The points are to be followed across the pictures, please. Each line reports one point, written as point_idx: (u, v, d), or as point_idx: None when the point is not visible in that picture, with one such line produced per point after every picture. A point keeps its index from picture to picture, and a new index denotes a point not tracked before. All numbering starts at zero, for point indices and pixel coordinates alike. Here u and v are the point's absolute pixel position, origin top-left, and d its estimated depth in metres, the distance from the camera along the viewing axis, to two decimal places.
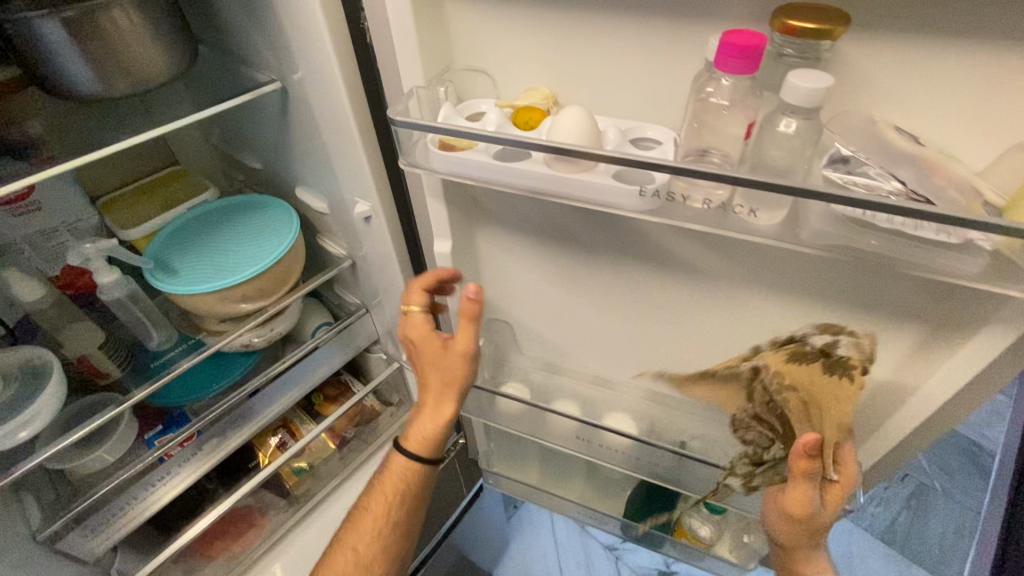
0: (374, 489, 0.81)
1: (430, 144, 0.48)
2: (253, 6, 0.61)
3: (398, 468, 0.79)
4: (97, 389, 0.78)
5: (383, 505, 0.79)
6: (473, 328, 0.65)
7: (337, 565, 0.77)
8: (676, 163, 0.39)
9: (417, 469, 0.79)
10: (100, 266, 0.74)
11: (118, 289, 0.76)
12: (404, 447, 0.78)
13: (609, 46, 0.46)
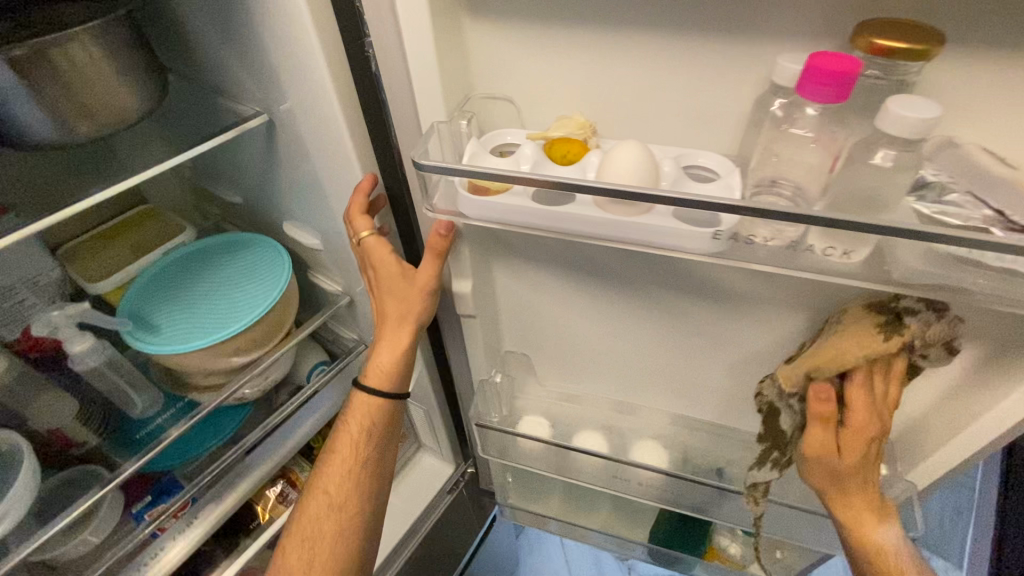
0: (337, 433, 0.73)
1: (459, 188, 0.42)
2: (234, 33, 0.55)
3: (361, 407, 0.72)
4: (77, 466, 0.69)
5: (350, 450, 0.72)
6: (437, 263, 0.60)
7: (310, 510, 0.71)
8: (758, 205, 0.34)
9: (381, 406, 0.72)
10: (71, 334, 0.67)
11: (94, 356, 0.69)
12: (363, 386, 0.71)
13: (654, 66, 0.42)
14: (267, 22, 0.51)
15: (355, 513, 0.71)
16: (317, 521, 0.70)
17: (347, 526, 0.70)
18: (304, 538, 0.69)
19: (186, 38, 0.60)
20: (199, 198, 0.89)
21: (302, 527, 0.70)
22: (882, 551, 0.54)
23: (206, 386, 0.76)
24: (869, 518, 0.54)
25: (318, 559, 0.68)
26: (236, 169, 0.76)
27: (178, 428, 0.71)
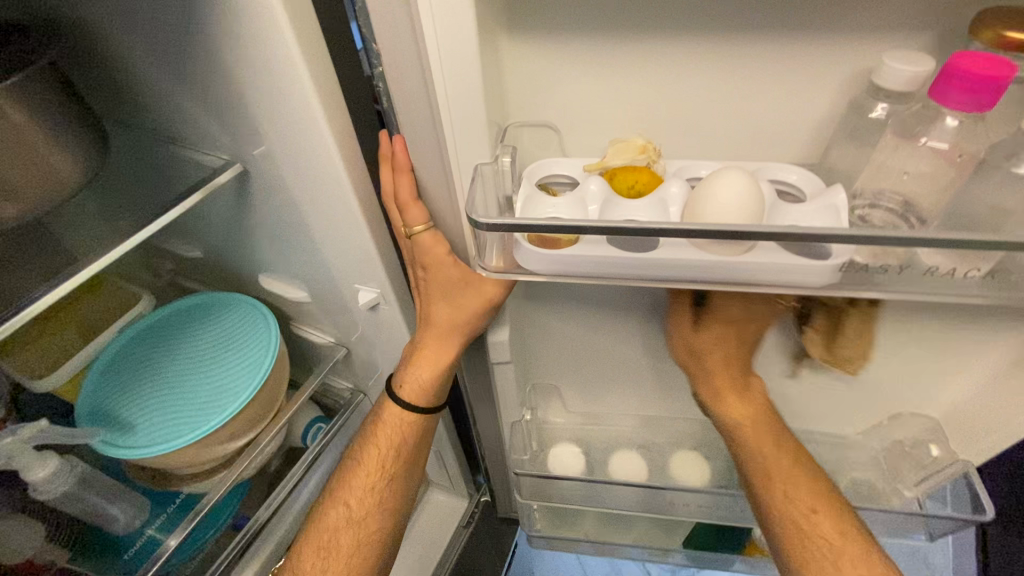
0: (363, 442, 0.63)
1: (520, 241, 0.36)
2: (193, 71, 0.45)
3: (393, 419, 0.62)
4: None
5: (376, 463, 0.62)
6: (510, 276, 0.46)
7: (327, 522, 0.62)
8: (898, 234, 0.30)
9: (416, 421, 0.62)
10: (28, 461, 0.53)
11: (61, 480, 0.56)
12: (398, 396, 0.60)
13: (721, 76, 0.36)
14: (242, 59, 0.41)
15: (376, 526, 0.63)
16: (334, 532, 0.61)
17: (366, 542, 0.62)
18: (319, 552, 0.61)
19: (130, 82, 0.50)
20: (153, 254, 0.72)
21: (317, 539, 0.62)
22: (735, 424, 0.59)
23: (197, 476, 0.66)
24: (728, 394, 0.59)
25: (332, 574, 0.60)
26: (197, 223, 0.65)
27: (177, 538, 0.60)
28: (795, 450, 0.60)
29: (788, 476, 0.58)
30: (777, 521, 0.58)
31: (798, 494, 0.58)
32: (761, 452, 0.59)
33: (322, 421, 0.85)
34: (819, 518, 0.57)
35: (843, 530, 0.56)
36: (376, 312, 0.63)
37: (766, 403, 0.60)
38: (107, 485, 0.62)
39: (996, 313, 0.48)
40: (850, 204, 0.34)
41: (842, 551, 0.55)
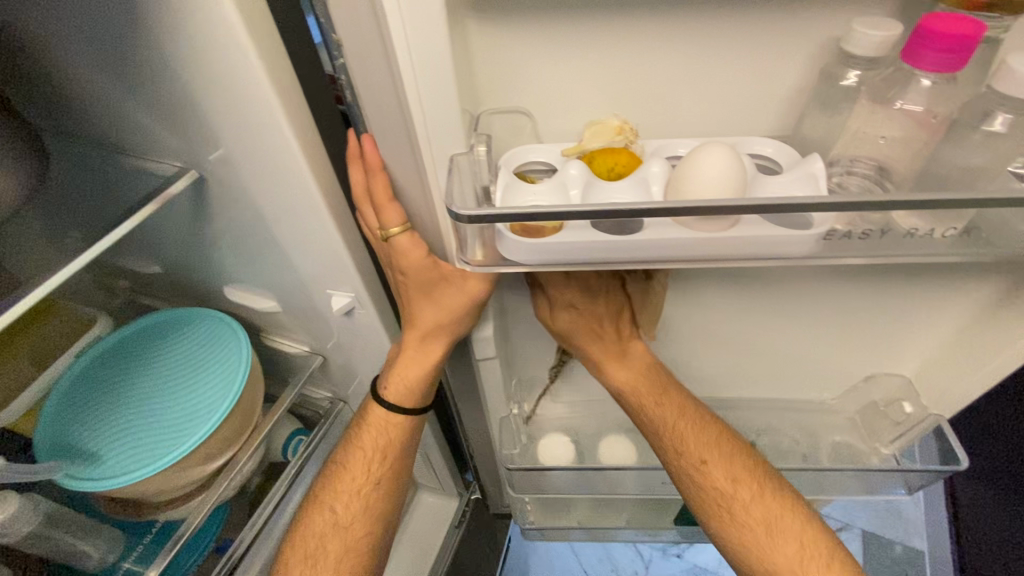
0: (347, 445, 0.62)
1: (502, 232, 0.34)
2: (136, 72, 0.42)
3: (379, 421, 0.61)
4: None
5: (363, 466, 0.61)
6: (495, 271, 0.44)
7: (312, 528, 0.60)
8: (880, 198, 0.30)
9: (404, 422, 0.61)
10: None
11: (25, 519, 0.52)
12: (382, 399, 0.59)
13: (694, 52, 0.36)
14: (189, 57, 0.39)
15: (364, 533, 0.61)
16: (319, 540, 0.59)
17: (352, 549, 0.60)
18: (303, 559, 0.58)
19: (67, 87, 0.46)
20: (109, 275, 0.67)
21: (301, 548, 0.59)
22: (623, 391, 0.61)
23: (173, 503, 0.62)
24: (610, 361, 0.61)
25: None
26: (151, 237, 0.61)
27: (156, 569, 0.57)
28: (680, 402, 0.61)
29: (694, 434, 0.60)
30: (675, 472, 0.61)
31: (688, 447, 0.60)
32: (651, 413, 0.61)
33: (302, 433, 0.82)
34: (715, 467, 0.59)
35: (731, 477, 0.59)
36: (352, 317, 0.61)
37: (647, 361, 0.62)
38: (77, 519, 0.58)
39: (956, 270, 0.49)
40: (827, 172, 0.34)
41: (734, 495, 0.59)
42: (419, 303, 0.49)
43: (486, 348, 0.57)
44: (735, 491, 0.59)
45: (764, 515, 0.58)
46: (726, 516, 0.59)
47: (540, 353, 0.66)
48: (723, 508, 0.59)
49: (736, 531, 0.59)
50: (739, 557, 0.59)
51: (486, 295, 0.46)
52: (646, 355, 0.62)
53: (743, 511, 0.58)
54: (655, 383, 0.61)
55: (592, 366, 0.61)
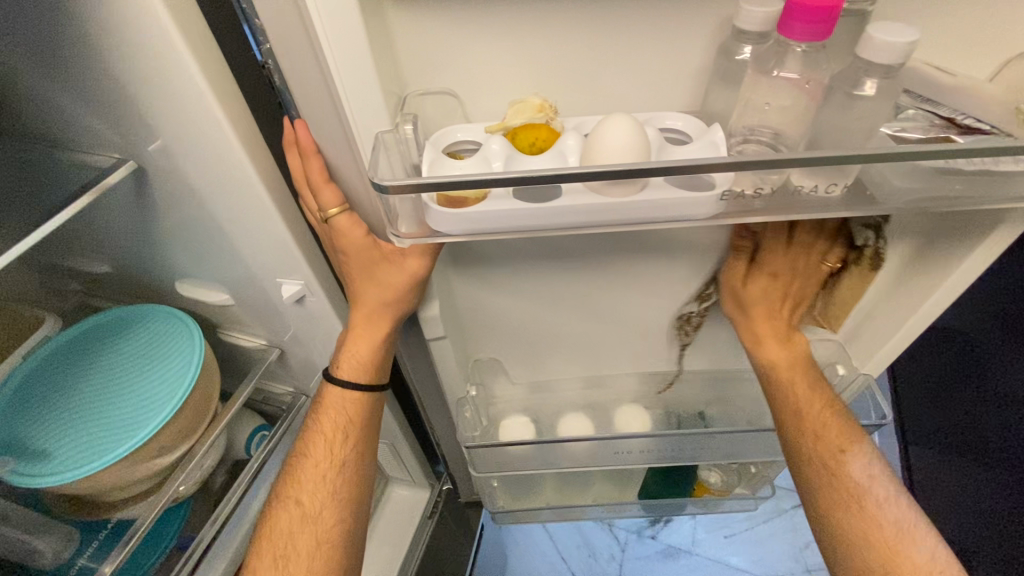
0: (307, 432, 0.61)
1: (427, 205, 0.37)
2: (63, 64, 0.42)
3: (336, 403, 0.60)
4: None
5: (323, 450, 0.60)
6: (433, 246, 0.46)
7: (280, 525, 0.58)
8: (764, 157, 0.33)
9: (360, 400, 0.61)
10: None
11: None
12: (339, 380, 0.58)
13: (603, 34, 0.39)
14: (116, 46, 0.39)
15: (336, 525, 0.60)
16: (289, 536, 0.58)
17: (326, 540, 0.59)
18: (276, 558, 0.57)
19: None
20: (56, 274, 0.65)
21: (272, 547, 0.57)
22: (772, 368, 0.64)
23: (131, 501, 0.63)
24: (770, 339, 0.63)
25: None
26: (96, 234, 0.61)
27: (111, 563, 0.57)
28: (827, 395, 0.63)
29: (835, 428, 0.62)
30: (805, 457, 0.62)
31: (831, 435, 0.61)
32: (797, 398, 0.63)
33: (265, 428, 0.82)
34: (852, 462, 0.60)
35: (867, 476, 0.60)
36: (304, 304, 0.62)
37: (803, 352, 0.64)
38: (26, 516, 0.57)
39: (865, 234, 0.54)
40: (726, 140, 0.37)
41: (871, 494, 0.59)
42: (364, 282, 0.50)
43: (435, 329, 0.59)
44: (867, 488, 0.59)
45: (897, 521, 0.58)
46: (850, 511, 0.59)
47: (495, 334, 0.68)
48: (856, 502, 0.59)
49: (863, 527, 0.58)
50: (857, 553, 0.58)
51: (427, 271, 0.48)
52: (806, 347, 0.65)
53: (875, 508, 0.58)
54: (809, 371, 0.63)
55: (751, 344, 0.64)
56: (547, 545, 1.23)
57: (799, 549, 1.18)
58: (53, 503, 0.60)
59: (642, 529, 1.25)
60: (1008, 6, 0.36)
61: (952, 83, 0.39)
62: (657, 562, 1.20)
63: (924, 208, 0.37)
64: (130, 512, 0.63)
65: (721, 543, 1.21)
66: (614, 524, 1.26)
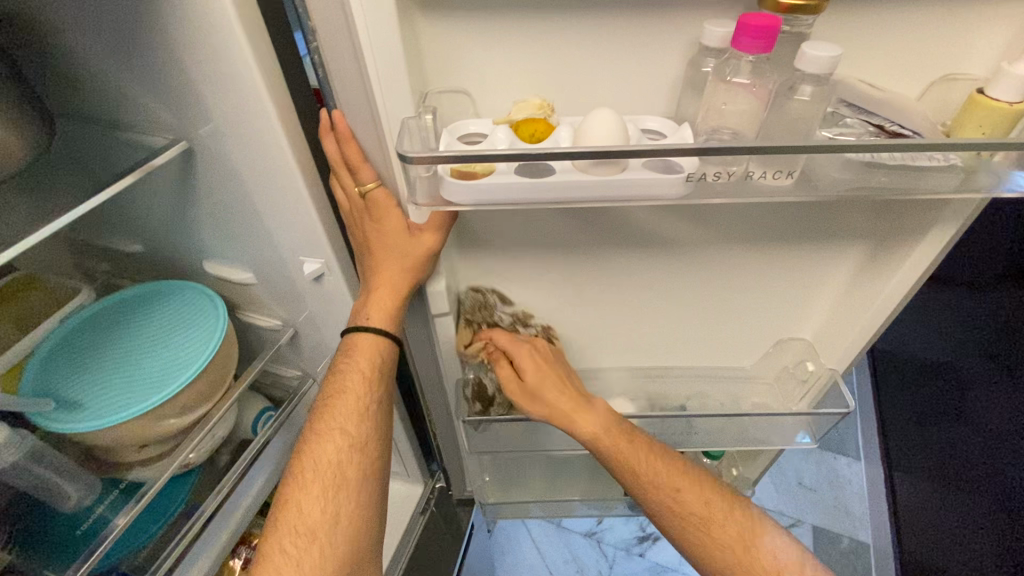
0: (342, 370, 0.62)
1: (444, 178, 0.44)
2: (134, 56, 0.50)
3: (368, 347, 0.61)
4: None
5: (362, 387, 0.61)
6: (447, 221, 0.53)
7: (325, 456, 0.60)
8: (721, 144, 0.41)
9: (387, 349, 0.62)
10: None
11: (9, 452, 0.57)
12: (365, 328, 0.60)
13: (593, 46, 0.46)
14: (189, 41, 0.47)
15: (373, 458, 0.63)
16: (337, 466, 0.60)
17: (370, 471, 0.62)
18: (325, 487, 0.59)
19: (74, 68, 0.54)
20: (84, 252, 0.76)
21: (320, 477, 0.59)
22: (593, 438, 0.71)
23: (144, 463, 0.68)
24: (580, 414, 0.70)
25: (342, 511, 0.59)
26: (137, 209, 0.68)
27: (124, 517, 0.63)
28: (646, 442, 0.73)
29: (656, 466, 0.71)
30: (655, 503, 0.71)
31: (664, 476, 0.71)
32: (621, 453, 0.70)
33: (270, 409, 0.87)
34: (708, 506, 0.70)
35: (700, 500, 0.71)
36: (321, 283, 0.68)
37: (609, 411, 0.72)
38: (59, 460, 0.63)
39: (819, 234, 0.61)
40: (693, 135, 0.45)
41: (707, 515, 0.70)
42: (384, 252, 0.55)
43: (441, 304, 0.65)
44: (699, 510, 0.70)
45: (765, 558, 0.67)
46: (702, 538, 0.69)
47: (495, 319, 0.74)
48: (710, 528, 0.69)
49: (710, 542, 0.69)
50: (714, 566, 0.68)
51: (441, 245, 0.55)
52: (606, 405, 0.72)
53: (707, 527, 0.69)
54: (616, 425, 0.72)
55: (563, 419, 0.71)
56: (535, 558, 1.26)
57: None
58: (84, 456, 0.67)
59: (630, 547, 1.27)
60: (921, 35, 0.44)
61: (883, 96, 0.46)
62: None
63: (856, 196, 0.45)
64: (142, 473, 0.68)
65: None
66: (603, 541, 1.28)
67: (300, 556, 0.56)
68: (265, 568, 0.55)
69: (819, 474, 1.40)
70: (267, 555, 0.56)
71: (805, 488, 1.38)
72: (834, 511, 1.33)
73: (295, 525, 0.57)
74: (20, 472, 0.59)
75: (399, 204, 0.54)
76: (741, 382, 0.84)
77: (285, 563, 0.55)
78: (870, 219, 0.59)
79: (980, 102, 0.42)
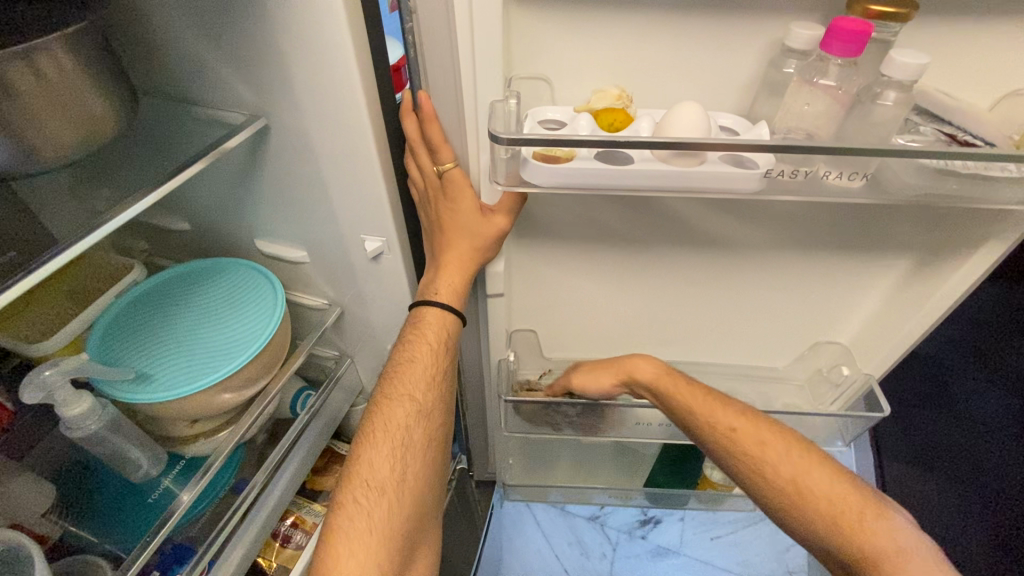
0: (410, 342, 0.66)
1: (528, 160, 0.46)
2: (227, 35, 0.52)
3: (434, 325, 0.65)
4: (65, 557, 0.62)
5: (429, 358, 0.66)
6: (519, 202, 0.56)
7: (395, 419, 0.65)
8: (802, 144, 0.42)
9: (451, 323, 0.66)
10: (66, 396, 0.59)
11: (91, 419, 0.61)
12: (434, 303, 0.64)
13: (675, 41, 0.47)
14: (288, 17, 0.49)
15: (435, 425, 0.68)
16: (406, 429, 0.65)
17: (432, 437, 0.68)
18: (394, 447, 0.64)
19: (163, 42, 0.55)
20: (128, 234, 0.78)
21: (390, 438, 0.64)
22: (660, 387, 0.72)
23: (202, 436, 0.71)
24: (638, 361, 0.74)
25: (408, 470, 0.65)
26: (203, 183, 0.70)
27: (190, 490, 0.65)
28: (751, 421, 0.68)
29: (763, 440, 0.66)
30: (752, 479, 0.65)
31: (771, 456, 0.65)
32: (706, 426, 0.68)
33: (309, 390, 0.88)
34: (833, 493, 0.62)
35: (793, 455, 0.65)
36: (378, 261, 0.70)
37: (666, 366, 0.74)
38: (134, 433, 0.66)
39: (868, 237, 0.62)
40: (770, 134, 0.47)
41: (807, 471, 0.64)
42: (457, 232, 0.58)
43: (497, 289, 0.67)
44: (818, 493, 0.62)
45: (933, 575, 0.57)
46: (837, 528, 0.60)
47: (542, 303, 0.76)
48: (807, 488, 0.63)
49: (811, 500, 0.62)
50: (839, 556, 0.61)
51: (511, 226, 0.58)
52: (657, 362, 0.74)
53: (802, 484, 0.63)
54: (686, 378, 0.72)
55: (628, 379, 0.74)
56: (541, 542, 1.25)
57: (781, 551, 1.22)
58: (150, 428, 0.70)
59: (632, 529, 1.27)
60: (1001, 48, 0.45)
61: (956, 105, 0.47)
62: (646, 561, 1.22)
63: (926, 201, 0.46)
64: (201, 444, 0.71)
65: (707, 544, 1.23)
66: (606, 524, 1.28)
67: (371, 506, 0.61)
68: (341, 514, 0.60)
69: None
70: (342, 504, 0.61)
71: None
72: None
73: (366, 480, 0.62)
74: (101, 440, 0.63)
75: (474, 186, 0.57)
76: (771, 382, 0.86)
77: (357, 511, 0.60)
78: (923, 226, 0.60)
79: None
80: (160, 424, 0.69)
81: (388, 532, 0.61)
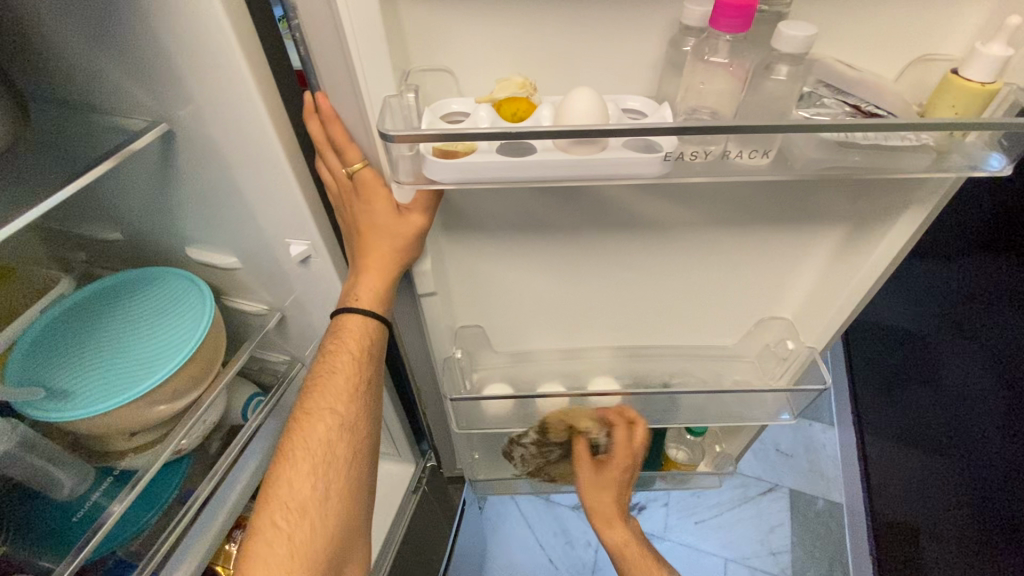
0: (331, 352, 0.65)
1: (426, 156, 0.45)
2: (110, 39, 0.49)
3: (354, 333, 0.63)
4: None
5: (351, 367, 0.65)
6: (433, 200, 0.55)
7: (316, 435, 0.64)
8: (697, 124, 0.41)
9: (374, 327, 0.64)
10: None
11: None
12: (355, 309, 0.63)
13: (575, 25, 0.46)
14: (168, 19, 0.47)
15: (360, 436, 0.67)
16: (328, 446, 0.64)
17: (358, 449, 0.66)
18: (315, 463, 0.63)
19: (47, 47, 0.53)
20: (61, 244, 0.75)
21: (312, 455, 0.63)
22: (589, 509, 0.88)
23: (137, 451, 0.69)
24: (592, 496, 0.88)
25: (331, 486, 0.64)
26: (118, 193, 0.67)
27: (117, 505, 0.64)
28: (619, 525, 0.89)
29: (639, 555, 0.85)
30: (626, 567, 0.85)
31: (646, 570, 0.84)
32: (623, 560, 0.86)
33: (260, 395, 0.85)
34: None
35: None
36: (309, 265, 0.69)
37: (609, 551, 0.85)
38: (52, 450, 0.65)
39: (798, 212, 0.62)
40: (672, 116, 0.46)
41: None
42: (372, 234, 0.57)
43: None
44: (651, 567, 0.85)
45: None
46: None
47: (483, 298, 0.76)
48: None
49: None
50: None
51: (428, 224, 0.57)
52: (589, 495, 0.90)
53: None
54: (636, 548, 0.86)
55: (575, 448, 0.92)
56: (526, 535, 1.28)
57: (766, 532, 1.30)
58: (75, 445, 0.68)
59: None
60: (899, 16, 0.44)
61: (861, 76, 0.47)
62: None
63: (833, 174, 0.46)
64: (133, 460, 0.69)
65: (691, 528, 1.31)
66: None
67: (292, 530, 0.60)
68: (259, 541, 0.59)
69: (794, 439, 1.47)
70: (261, 529, 0.60)
71: (781, 453, 1.45)
72: (810, 474, 1.40)
73: (285, 501, 0.61)
74: (16, 461, 0.61)
75: (386, 184, 0.56)
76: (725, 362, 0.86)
77: (278, 536, 0.59)
78: (849, 198, 0.60)
79: (952, 82, 0.43)
80: (94, 441, 0.67)
81: (312, 555, 0.60)
